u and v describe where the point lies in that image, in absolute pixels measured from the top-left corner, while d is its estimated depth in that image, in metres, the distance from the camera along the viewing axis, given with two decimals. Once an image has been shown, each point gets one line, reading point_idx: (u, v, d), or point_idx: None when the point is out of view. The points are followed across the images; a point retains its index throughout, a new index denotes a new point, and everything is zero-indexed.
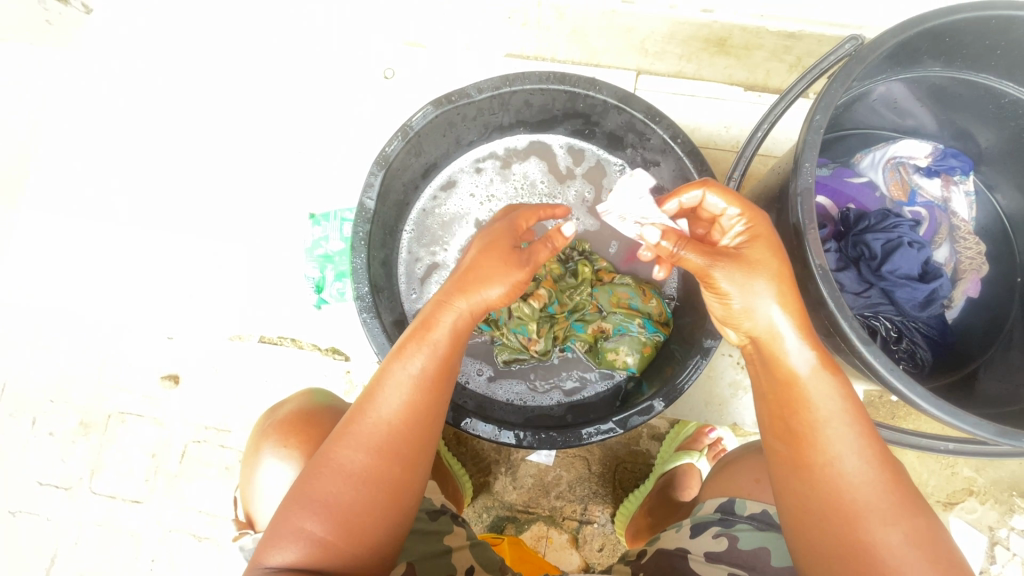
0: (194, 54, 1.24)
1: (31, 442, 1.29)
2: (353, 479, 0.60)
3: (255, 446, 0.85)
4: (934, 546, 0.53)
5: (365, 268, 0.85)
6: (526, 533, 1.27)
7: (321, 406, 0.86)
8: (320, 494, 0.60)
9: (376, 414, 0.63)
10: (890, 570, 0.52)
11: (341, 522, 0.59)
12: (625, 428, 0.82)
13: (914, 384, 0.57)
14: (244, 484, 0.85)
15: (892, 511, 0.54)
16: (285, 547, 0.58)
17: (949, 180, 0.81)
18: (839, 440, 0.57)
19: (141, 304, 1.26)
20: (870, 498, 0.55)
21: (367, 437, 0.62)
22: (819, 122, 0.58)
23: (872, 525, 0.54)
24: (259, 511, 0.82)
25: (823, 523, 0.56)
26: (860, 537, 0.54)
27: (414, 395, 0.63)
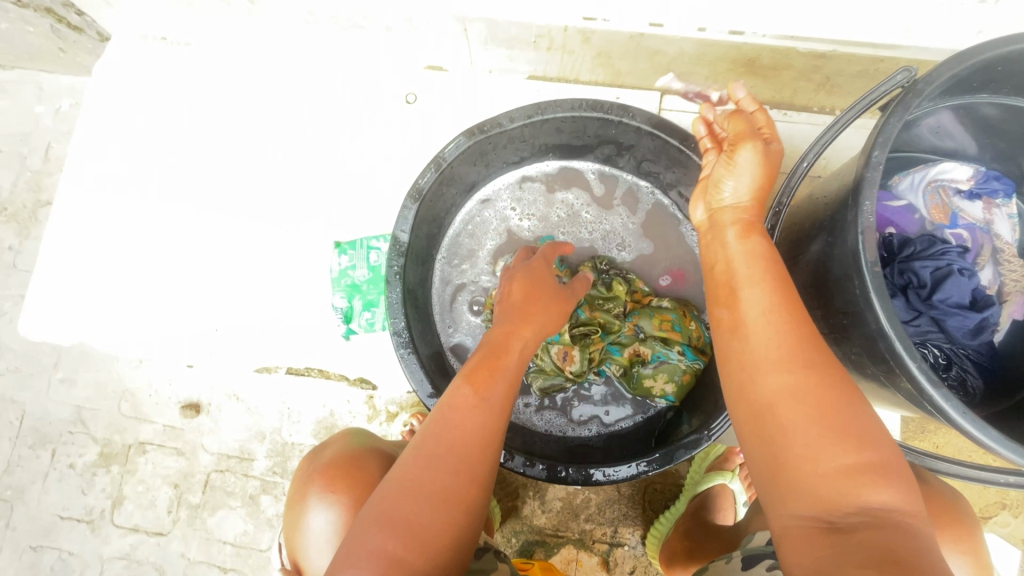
0: (210, 80, 1.22)
1: (51, 475, 1.27)
2: (427, 496, 0.58)
3: (300, 492, 0.84)
4: (837, 405, 0.51)
5: (401, 302, 0.83)
6: (555, 557, 1.25)
7: (365, 449, 0.85)
8: (395, 512, 0.57)
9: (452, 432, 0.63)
10: (789, 418, 0.52)
11: (418, 543, 0.56)
12: (671, 462, 0.81)
13: (988, 427, 0.53)
14: (289, 532, 0.84)
15: (797, 362, 0.53)
16: (355, 571, 0.54)
17: (992, 203, 0.80)
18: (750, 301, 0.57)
19: (157, 333, 1.23)
20: (767, 352, 0.55)
21: (447, 457, 0.61)
22: (878, 157, 0.57)
23: (773, 375, 0.53)
24: (307, 560, 0.80)
25: (742, 386, 0.56)
26: (764, 392, 0.54)
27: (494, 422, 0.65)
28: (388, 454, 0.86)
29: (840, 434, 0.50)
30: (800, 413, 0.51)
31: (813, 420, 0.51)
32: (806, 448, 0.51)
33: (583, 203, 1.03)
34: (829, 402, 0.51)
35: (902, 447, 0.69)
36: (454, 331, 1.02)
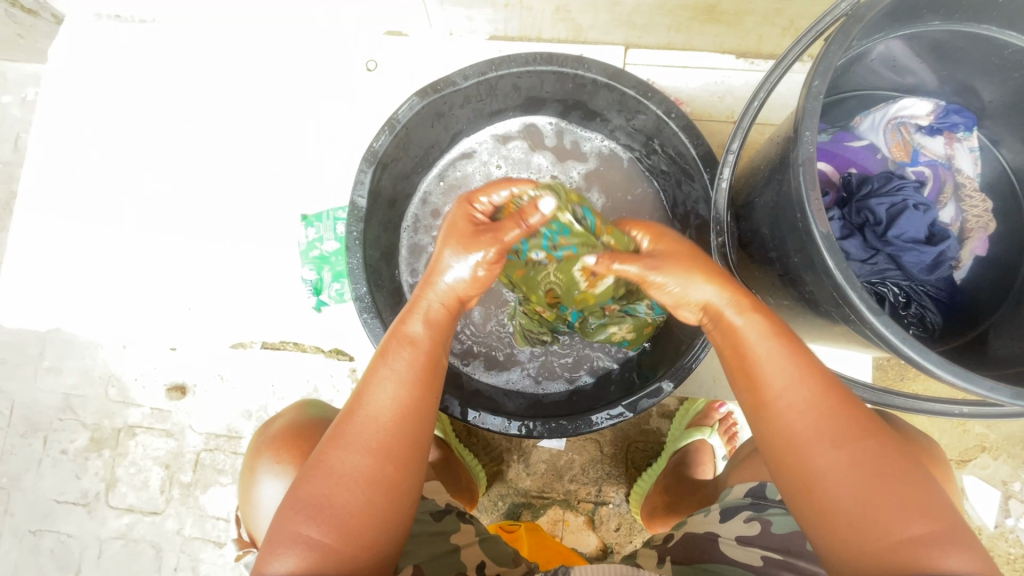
0: (169, 58, 1.21)
1: (45, 461, 1.29)
2: (349, 482, 0.58)
3: (249, 465, 0.87)
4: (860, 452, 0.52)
5: (362, 267, 0.83)
6: (542, 518, 1.27)
7: (311, 420, 0.87)
8: (312, 496, 0.58)
9: (368, 412, 0.61)
10: (828, 481, 0.52)
11: (342, 527, 0.57)
12: (635, 411, 0.82)
13: (928, 351, 0.53)
14: (243, 501, 0.87)
15: (822, 418, 0.54)
16: (282, 553, 0.56)
17: (952, 137, 0.79)
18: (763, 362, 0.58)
19: (136, 317, 1.24)
20: (791, 408, 0.55)
21: (358, 438, 0.59)
22: (818, 88, 0.56)
23: (813, 439, 0.53)
24: (260, 527, 0.84)
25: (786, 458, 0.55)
26: (828, 503, 0.52)
27: (406, 392, 0.62)
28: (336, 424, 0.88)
29: (891, 495, 0.50)
30: (853, 476, 0.51)
31: (852, 468, 0.51)
32: (863, 510, 0.51)
33: (551, 162, 1.01)
34: (865, 461, 0.52)
35: (860, 385, 0.70)
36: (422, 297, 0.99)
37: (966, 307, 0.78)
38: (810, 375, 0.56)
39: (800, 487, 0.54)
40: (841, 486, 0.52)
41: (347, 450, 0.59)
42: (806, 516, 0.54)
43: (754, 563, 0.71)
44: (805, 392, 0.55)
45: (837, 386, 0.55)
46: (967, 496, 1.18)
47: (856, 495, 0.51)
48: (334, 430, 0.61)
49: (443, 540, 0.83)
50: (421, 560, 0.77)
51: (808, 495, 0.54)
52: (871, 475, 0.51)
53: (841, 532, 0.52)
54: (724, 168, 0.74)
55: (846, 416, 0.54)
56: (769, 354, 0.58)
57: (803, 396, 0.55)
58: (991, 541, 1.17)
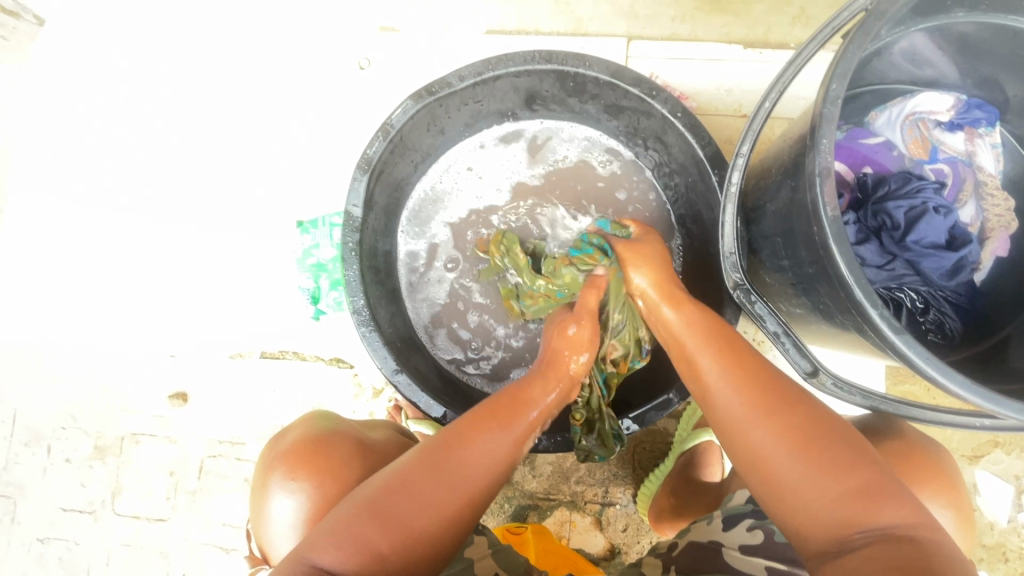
0: (160, 60, 1.18)
1: (50, 470, 1.26)
2: (438, 515, 0.58)
3: (261, 481, 0.84)
4: (812, 447, 0.55)
5: (359, 279, 0.81)
6: (549, 519, 1.25)
7: (327, 431, 0.84)
8: (398, 512, 0.57)
9: (471, 449, 0.63)
10: (785, 479, 0.56)
11: (403, 544, 0.56)
12: (643, 424, 0.81)
13: (953, 372, 0.51)
14: (255, 518, 0.84)
15: (759, 410, 0.59)
16: (335, 551, 0.55)
17: (973, 133, 0.75)
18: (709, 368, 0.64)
19: (136, 324, 1.22)
20: (734, 411, 0.60)
21: (468, 471, 0.61)
22: (836, 91, 0.53)
23: (754, 430, 0.58)
24: (273, 546, 0.82)
25: (753, 468, 0.59)
26: (791, 494, 0.55)
27: (502, 441, 0.65)
28: (354, 435, 0.86)
29: (829, 462, 0.54)
30: (802, 468, 0.55)
31: (801, 459, 0.55)
32: (806, 479, 0.55)
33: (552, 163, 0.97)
34: (805, 435, 0.56)
35: (875, 396, 0.66)
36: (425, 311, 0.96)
37: (988, 311, 0.74)
38: (755, 373, 0.62)
39: (752, 470, 0.59)
40: (788, 466, 0.56)
41: (451, 475, 0.60)
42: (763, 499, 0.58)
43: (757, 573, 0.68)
44: (743, 390, 0.61)
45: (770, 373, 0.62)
46: (979, 491, 1.16)
47: (800, 470, 0.55)
48: (426, 453, 0.62)
49: (458, 555, 0.80)
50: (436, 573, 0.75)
51: (762, 480, 0.58)
52: (813, 444, 0.56)
53: (788, 505, 0.56)
54: (733, 172, 0.69)
55: (788, 400, 0.59)
56: (714, 364, 0.64)
57: (745, 391, 0.61)
58: (1004, 537, 1.15)
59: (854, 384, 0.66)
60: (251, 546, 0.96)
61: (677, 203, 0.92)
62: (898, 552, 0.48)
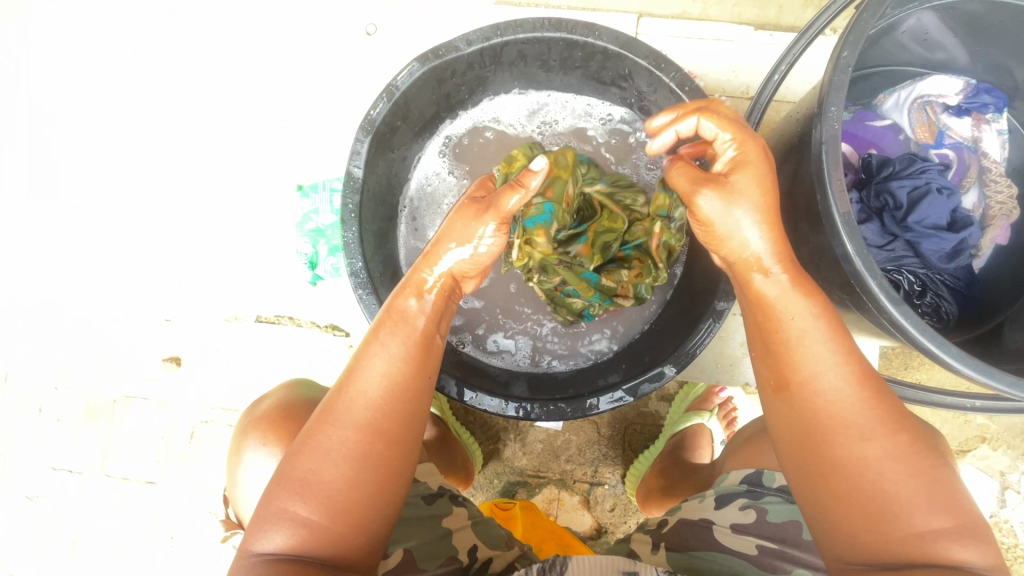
0: (163, 18, 1.16)
1: (40, 430, 1.26)
2: (343, 460, 0.55)
3: (237, 444, 0.85)
4: (911, 460, 0.49)
5: (358, 242, 0.80)
6: (537, 497, 1.26)
7: (303, 399, 0.85)
8: (304, 474, 0.55)
9: (357, 390, 0.57)
10: (870, 488, 0.49)
11: (330, 506, 0.54)
12: (636, 396, 0.80)
13: (947, 343, 0.52)
14: (229, 478, 0.85)
15: (860, 425, 0.50)
16: (270, 533, 0.54)
17: (981, 118, 0.74)
18: (814, 352, 0.53)
19: (132, 285, 1.21)
20: (842, 410, 0.51)
21: (349, 414, 0.56)
22: (847, 59, 0.53)
23: (844, 436, 0.50)
24: (245, 506, 0.83)
25: (822, 477, 0.51)
26: (869, 506, 0.49)
27: (396, 369, 0.59)
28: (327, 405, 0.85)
29: (918, 480, 0.48)
30: (888, 471, 0.49)
31: (896, 468, 0.49)
32: (899, 500, 0.48)
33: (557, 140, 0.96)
34: (915, 460, 0.49)
35: None
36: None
37: (983, 299, 0.74)
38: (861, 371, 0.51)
39: (817, 479, 0.51)
40: (880, 474, 0.49)
41: (347, 431, 0.56)
42: (817, 509, 0.52)
43: (751, 552, 0.70)
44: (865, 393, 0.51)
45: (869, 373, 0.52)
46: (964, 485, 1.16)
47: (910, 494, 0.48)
48: (324, 406, 0.58)
49: (435, 525, 0.80)
50: (412, 544, 0.75)
51: (833, 488, 0.51)
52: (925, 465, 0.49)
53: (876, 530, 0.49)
54: None
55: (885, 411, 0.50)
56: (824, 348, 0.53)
57: (856, 391, 0.51)
58: None
59: None
60: (229, 509, 0.98)
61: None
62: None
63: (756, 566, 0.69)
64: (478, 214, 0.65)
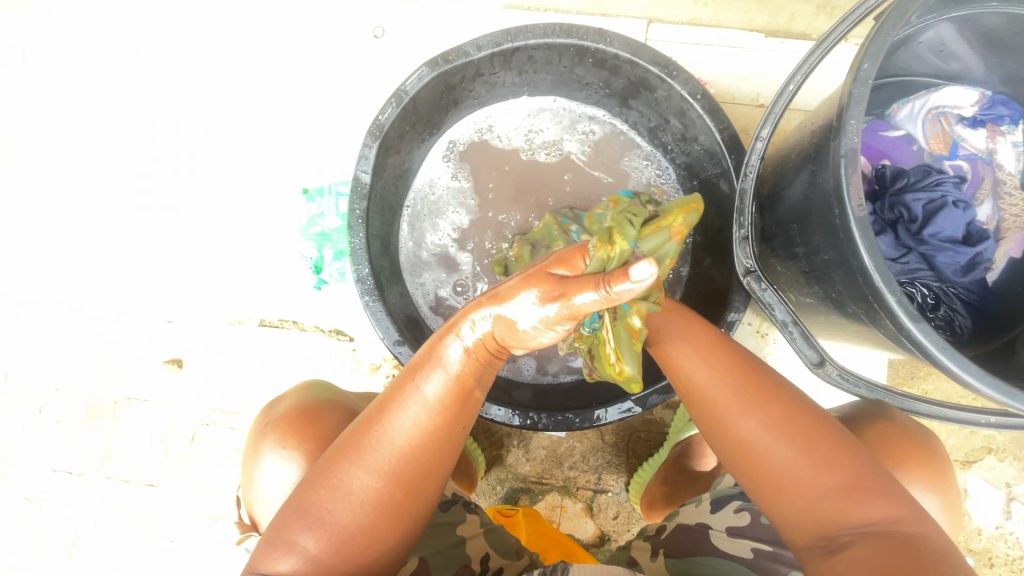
0: (169, 18, 1.15)
1: (40, 430, 1.25)
2: (359, 500, 0.54)
3: (254, 445, 0.84)
4: (800, 438, 0.56)
5: (365, 248, 0.80)
6: (540, 503, 1.25)
7: (321, 401, 0.84)
8: (318, 509, 0.54)
9: (382, 436, 0.55)
10: (774, 471, 0.56)
11: (339, 543, 0.54)
12: (644, 407, 0.79)
13: (967, 362, 0.51)
14: (244, 483, 0.84)
15: (746, 402, 0.59)
16: (277, 559, 0.54)
17: (996, 130, 0.74)
18: (683, 355, 0.65)
19: (134, 286, 1.20)
20: (723, 395, 0.61)
21: (372, 457, 0.55)
22: (867, 71, 0.52)
23: (743, 420, 0.58)
24: (261, 511, 0.81)
25: (738, 462, 0.59)
26: (781, 487, 0.56)
27: (431, 420, 0.55)
28: (348, 408, 0.84)
29: (818, 457, 0.55)
30: (784, 449, 0.56)
31: (789, 445, 0.56)
32: (799, 475, 0.55)
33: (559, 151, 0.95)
34: (798, 432, 0.57)
35: (881, 389, 0.66)
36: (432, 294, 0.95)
37: (997, 313, 0.73)
38: (735, 363, 0.63)
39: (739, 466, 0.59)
40: (775, 452, 0.56)
41: (367, 472, 0.54)
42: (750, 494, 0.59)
43: (746, 556, 0.70)
44: (726, 376, 0.62)
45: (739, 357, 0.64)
46: (969, 497, 1.16)
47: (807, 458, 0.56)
48: (342, 441, 0.57)
49: (449, 532, 0.79)
50: (427, 553, 0.74)
51: (751, 472, 0.58)
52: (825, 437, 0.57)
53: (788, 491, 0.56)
54: (752, 157, 0.69)
55: (769, 391, 0.60)
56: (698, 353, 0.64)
57: (721, 373, 0.62)
58: (991, 543, 1.15)
59: (861, 375, 0.66)
60: (240, 511, 0.96)
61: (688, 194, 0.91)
62: (898, 552, 0.48)
63: (751, 568, 0.68)
64: (548, 297, 0.54)
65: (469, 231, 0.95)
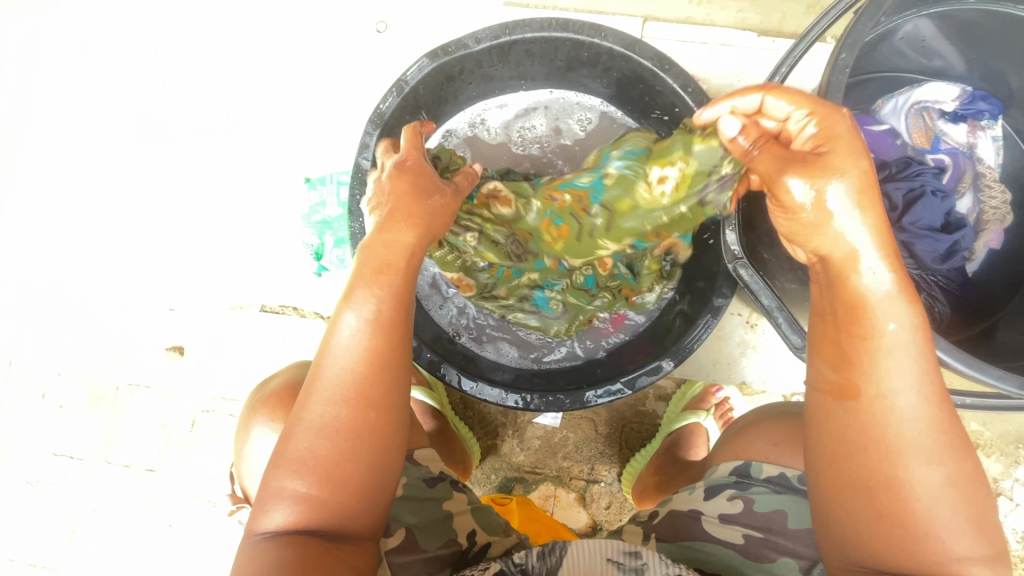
0: (177, 13, 1.18)
1: (43, 415, 1.27)
2: (325, 433, 0.56)
3: (246, 420, 0.86)
4: (968, 496, 0.48)
5: (364, 233, 0.82)
6: (534, 493, 1.27)
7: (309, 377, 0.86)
8: (295, 453, 0.55)
9: (337, 367, 0.57)
10: (922, 513, 0.48)
11: (328, 482, 0.55)
12: (633, 389, 0.82)
13: (936, 338, 0.54)
14: (237, 453, 0.86)
15: (941, 449, 0.48)
16: (274, 512, 0.55)
17: (976, 125, 0.77)
18: (901, 367, 0.48)
19: (138, 274, 1.22)
20: (916, 435, 0.48)
21: (336, 390, 0.56)
22: (845, 60, 0.54)
23: (921, 465, 0.48)
24: (252, 482, 0.84)
25: (875, 493, 0.49)
26: (909, 533, 0.48)
27: (371, 339, 0.57)
28: None
29: (970, 521, 0.48)
30: (943, 498, 0.48)
31: (956, 505, 0.48)
32: (939, 529, 0.48)
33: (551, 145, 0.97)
34: (964, 490, 0.48)
35: None
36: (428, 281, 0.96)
37: (977, 302, 0.76)
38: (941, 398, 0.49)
39: (863, 493, 0.50)
40: (939, 510, 0.48)
41: (336, 406, 0.56)
42: (859, 519, 0.51)
43: (738, 542, 0.72)
44: (936, 414, 0.48)
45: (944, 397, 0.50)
46: None
47: (933, 487, 0.48)
48: (305, 389, 0.58)
49: (436, 508, 0.81)
50: (414, 523, 0.76)
51: (889, 509, 0.49)
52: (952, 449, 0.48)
53: (891, 526, 0.49)
54: None
55: (959, 443, 0.49)
56: (915, 364, 0.49)
57: (931, 411, 0.48)
58: None
59: None
60: (233, 487, 1.00)
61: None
62: None
63: (742, 555, 0.71)
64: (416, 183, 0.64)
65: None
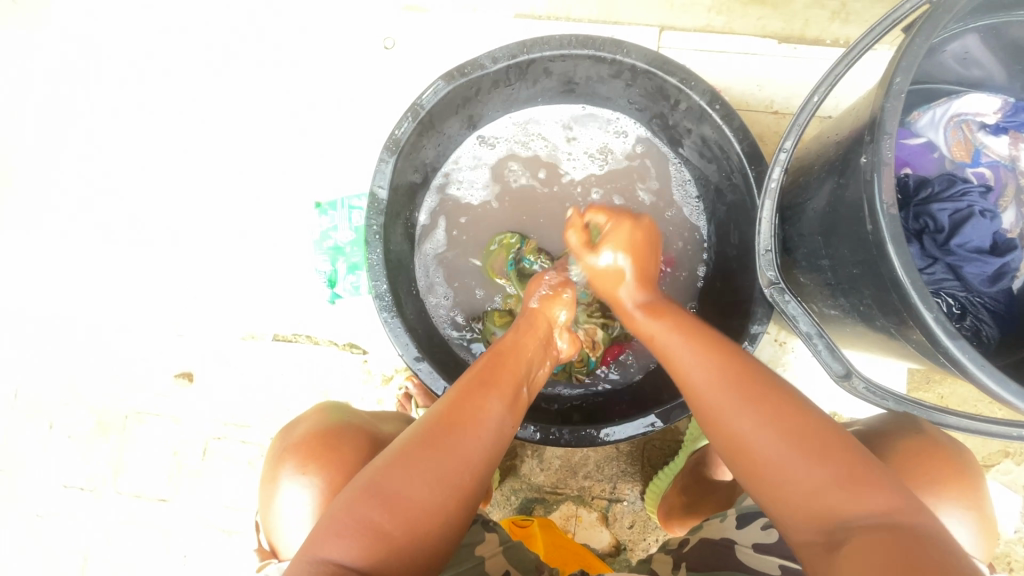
0: (179, 32, 1.15)
1: (51, 445, 1.24)
2: (438, 483, 0.57)
3: (270, 472, 0.82)
4: (796, 428, 0.55)
5: (382, 263, 0.79)
6: (555, 513, 1.24)
7: (337, 424, 0.82)
8: (395, 488, 0.55)
9: (470, 423, 0.62)
10: (764, 458, 0.55)
11: (412, 522, 0.54)
12: (670, 421, 0.78)
13: (1006, 381, 0.50)
14: (263, 509, 0.82)
15: (741, 393, 0.59)
16: (346, 541, 0.52)
17: (1019, 137, 0.72)
18: (684, 356, 0.65)
19: (143, 300, 1.19)
20: (715, 394, 0.60)
21: (452, 438, 0.60)
22: (900, 85, 0.52)
23: (734, 415, 0.58)
24: (283, 540, 0.79)
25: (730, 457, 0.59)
26: (764, 477, 0.55)
27: (503, 419, 0.65)
28: (364, 431, 0.83)
29: (811, 452, 0.54)
30: (768, 435, 0.56)
31: (786, 439, 0.55)
32: (787, 470, 0.54)
33: (602, 161, 0.94)
34: (787, 427, 0.55)
35: (909, 401, 0.62)
36: (445, 314, 0.93)
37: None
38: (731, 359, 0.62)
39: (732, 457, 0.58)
40: (773, 447, 0.55)
41: (445, 453, 0.58)
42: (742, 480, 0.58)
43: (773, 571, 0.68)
44: (716, 369, 0.62)
45: (736, 356, 0.63)
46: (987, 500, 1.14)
47: (754, 429, 0.57)
48: (425, 428, 0.61)
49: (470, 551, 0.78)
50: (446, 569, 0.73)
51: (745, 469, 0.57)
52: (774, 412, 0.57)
53: (755, 477, 0.56)
54: (775, 168, 0.67)
55: (766, 392, 0.58)
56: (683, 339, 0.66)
57: (716, 370, 0.61)
58: (1011, 547, 1.13)
59: (889, 390, 0.63)
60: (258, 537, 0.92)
61: (717, 221, 0.89)
62: (899, 545, 0.47)
63: None
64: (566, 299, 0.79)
65: (473, 227, 0.95)
